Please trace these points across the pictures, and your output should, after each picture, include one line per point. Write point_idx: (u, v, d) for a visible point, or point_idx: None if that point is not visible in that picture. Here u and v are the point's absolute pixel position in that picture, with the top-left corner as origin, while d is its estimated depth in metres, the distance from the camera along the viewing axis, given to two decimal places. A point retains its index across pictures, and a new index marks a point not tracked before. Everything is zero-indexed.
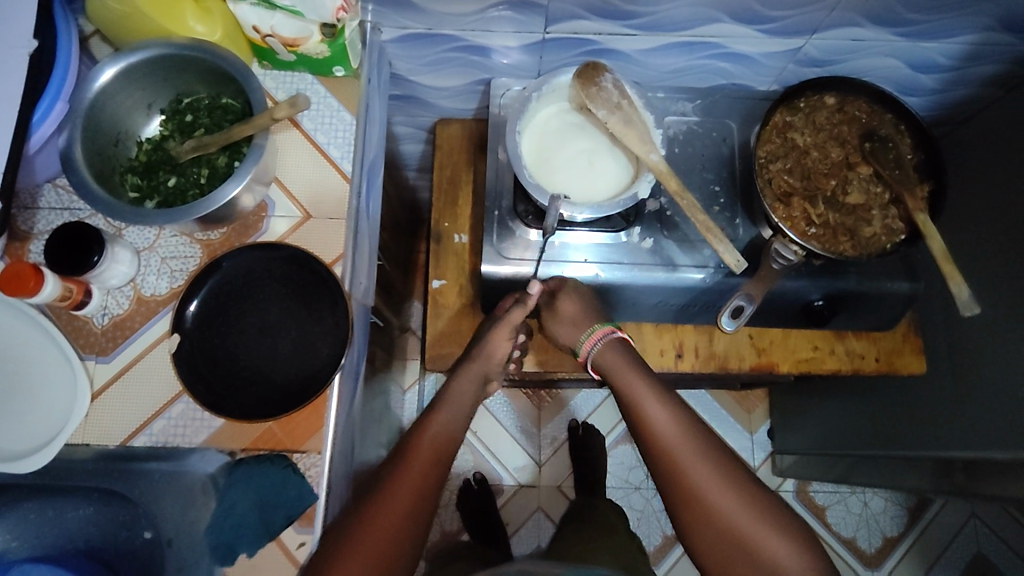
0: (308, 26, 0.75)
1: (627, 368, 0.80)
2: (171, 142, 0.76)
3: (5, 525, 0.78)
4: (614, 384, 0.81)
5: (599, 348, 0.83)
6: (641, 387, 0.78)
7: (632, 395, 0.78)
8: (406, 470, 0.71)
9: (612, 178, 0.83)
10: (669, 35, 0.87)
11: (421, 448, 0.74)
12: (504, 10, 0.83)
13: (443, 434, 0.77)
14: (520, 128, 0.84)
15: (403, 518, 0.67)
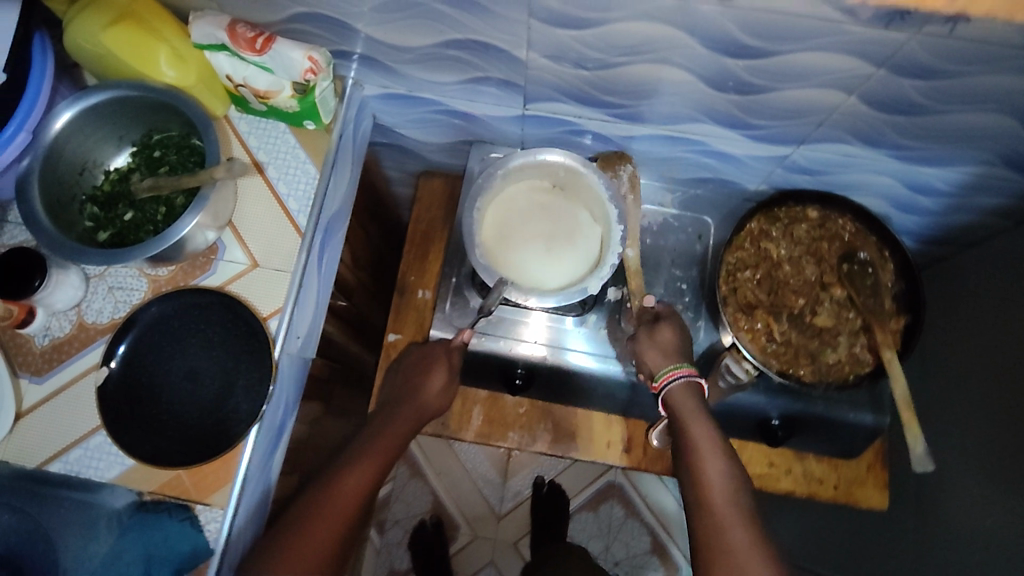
0: (280, 81, 0.75)
1: (699, 419, 0.74)
2: (134, 177, 0.78)
3: None
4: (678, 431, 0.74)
5: (674, 390, 0.76)
6: (700, 430, 0.73)
7: (694, 447, 0.72)
8: (341, 494, 0.71)
9: (565, 266, 0.81)
10: (650, 127, 0.85)
11: (341, 494, 0.72)
12: (482, 84, 0.82)
13: (367, 482, 0.73)
14: (480, 204, 0.82)
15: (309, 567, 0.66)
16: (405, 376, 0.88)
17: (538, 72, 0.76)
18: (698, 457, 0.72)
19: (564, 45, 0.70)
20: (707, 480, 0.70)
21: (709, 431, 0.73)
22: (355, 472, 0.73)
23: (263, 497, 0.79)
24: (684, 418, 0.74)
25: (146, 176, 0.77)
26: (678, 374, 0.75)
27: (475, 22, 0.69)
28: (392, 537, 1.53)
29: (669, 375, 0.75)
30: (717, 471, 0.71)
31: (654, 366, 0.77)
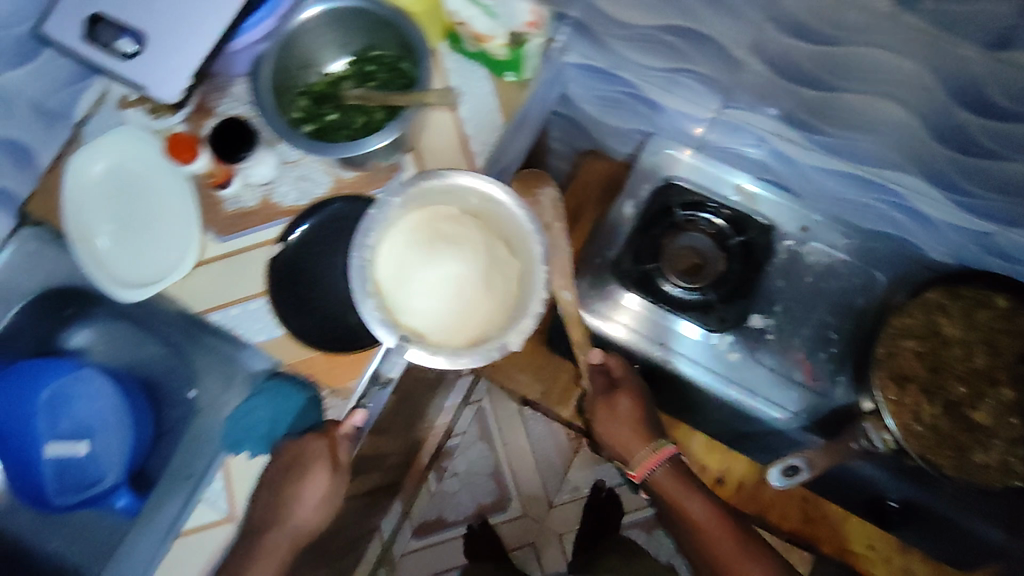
0: (497, 29, 0.77)
1: (677, 488, 0.81)
2: (345, 85, 0.84)
3: (97, 328, 0.91)
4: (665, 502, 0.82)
5: (659, 472, 0.81)
6: (689, 498, 0.79)
7: (695, 521, 0.79)
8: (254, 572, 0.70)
9: (444, 283, 0.71)
10: (846, 164, 0.81)
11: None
12: (690, 78, 0.81)
13: (281, 559, 0.72)
14: (370, 248, 0.67)
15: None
16: (278, 475, 0.72)
17: (750, 78, 0.75)
18: (705, 531, 0.79)
19: (791, 57, 0.68)
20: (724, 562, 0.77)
21: (694, 497, 0.79)
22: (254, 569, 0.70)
23: (359, 418, 0.83)
24: (671, 493, 0.80)
25: (357, 86, 0.83)
26: (661, 458, 0.81)
27: (707, 14, 0.68)
28: (448, 486, 1.56)
29: (657, 455, 0.81)
30: (724, 527, 0.78)
31: (632, 456, 0.82)
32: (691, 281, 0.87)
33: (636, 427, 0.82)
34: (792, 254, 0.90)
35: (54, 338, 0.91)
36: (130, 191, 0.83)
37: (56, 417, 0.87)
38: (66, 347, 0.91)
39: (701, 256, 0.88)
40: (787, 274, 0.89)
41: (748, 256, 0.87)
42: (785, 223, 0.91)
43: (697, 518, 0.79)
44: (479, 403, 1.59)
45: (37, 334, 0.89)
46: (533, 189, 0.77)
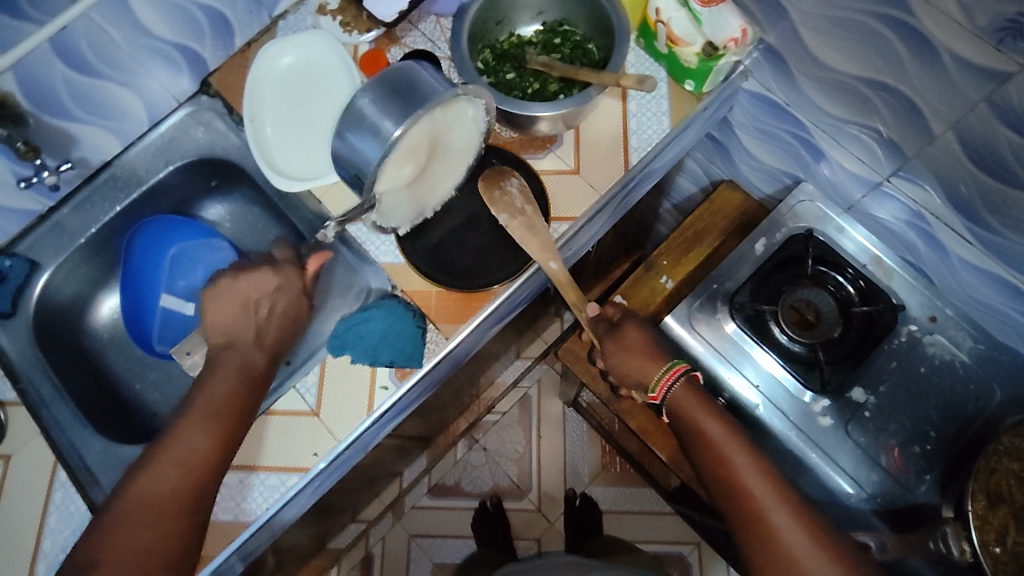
0: (697, 36, 0.79)
1: (697, 405, 0.79)
2: (530, 49, 0.85)
3: (232, 205, 0.97)
4: (684, 421, 0.79)
5: (677, 386, 0.79)
6: (707, 415, 0.78)
7: (710, 435, 0.77)
8: (219, 383, 0.70)
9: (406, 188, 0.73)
10: (1002, 267, 0.77)
11: (217, 387, 0.70)
12: (869, 136, 0.79)
13: (261, 366, 0.73)
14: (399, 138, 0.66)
15: (180, 480, 0.65)
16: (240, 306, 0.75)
17: (936, 153, 0.73)
18: (720, 451, 0.76)
19: (992, 144, 0.67)
20: (746, 492, 0.74)
21: (714, 417, 0.78)
22: (223, 380, 0.71)
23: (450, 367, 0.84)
24: (691, 413, 0.78)
25: (541, 54, 0.84)
26: (677, 374, 0.79)
27: (920, 76, 0.68)
28: (474, 458, 1.54)
29: (674, 370, 0.79)
30: (745, 455, 0.76)
31: (648, 377, 0.80)
32: (800, 333, 0.86)
33: (645, 356, 0.81)
34: (913, 340, 0.86)
35: (193, 203, 0.97)
36: (306, 90, 0.86)
37: (177, 274, 0.93)
38: (204, 217, 0.97)
39: (818, 315, 0.87)
40: (903, 359, 0.85)
41: (867, 328, 0.85)
42: (913, 306, 0.87)
43: (714, 439, 0.77)
44: (526, 390, 1.57)
45: (181, 195, 0.95)
46: (499, 183, 0.78)
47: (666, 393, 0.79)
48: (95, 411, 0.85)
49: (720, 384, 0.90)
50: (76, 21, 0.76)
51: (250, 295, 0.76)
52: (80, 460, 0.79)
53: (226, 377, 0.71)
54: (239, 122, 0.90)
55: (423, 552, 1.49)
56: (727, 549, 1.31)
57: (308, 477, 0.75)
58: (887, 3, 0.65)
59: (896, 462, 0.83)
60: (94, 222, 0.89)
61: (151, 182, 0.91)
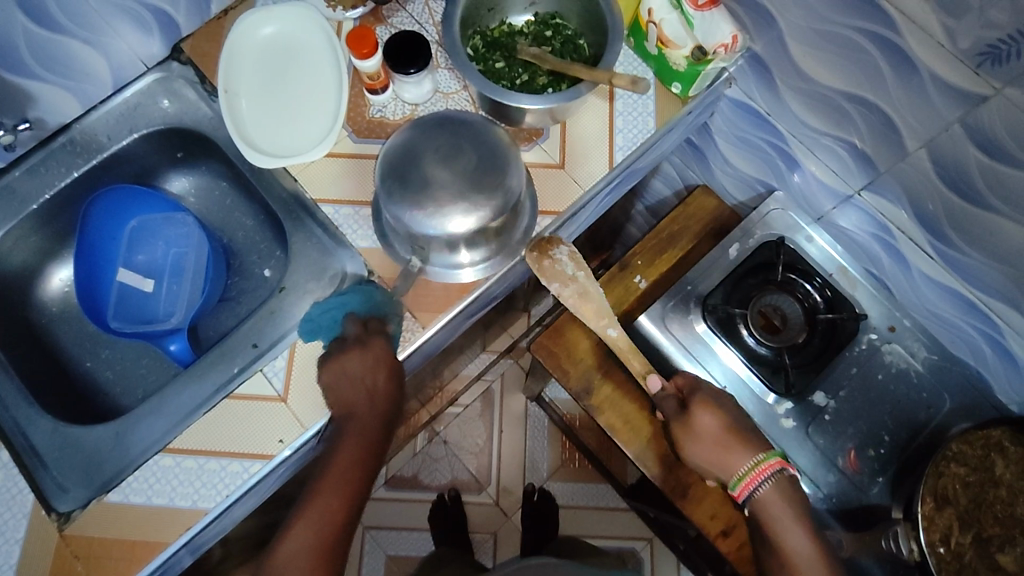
0: (688, 38, 0.80)
1: (789, 515, 0.77)
2: (521, 39, 0.84)
3: (198, 180, 0.93)
4: (774, 533, 0.77)
5: (765, 489, 0.78)
6: (792, 525, 0.77)
7: (799, 553, 0.76)
8: (346, 449, 0.68)
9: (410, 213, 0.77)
10: (960, 283, 0.81)
11: (346, 450, 0.68)
12: (844, 149, 0.82)
13: (373, 422, 0.70)
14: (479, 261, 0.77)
15: (325, 547, 0.64)
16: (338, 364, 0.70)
17: (907, 170, 0.76)
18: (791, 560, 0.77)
19: (961, 163, 0.70)
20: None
21: (768, 490, 0.78)
22: (347, 446, 0.68)
23: (420, 359, 0.82)
24: (776, 519, 0.77)
25: (532, 44, 0.83)
26: (766, 473, 0.78)
27: (899, 95, 0.70)
28: (434, 451, 1.53)
29: (764, 468, 0.78)
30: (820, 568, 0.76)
31: (733, 471, 0.79)
32: (768, 337, 0.89)
33: None
34: (873, 348, 0.89)
35: (155, 174, 0.92)
36: (287, 64, 0.83)
37: (135, 248, 0.90)
38: (167, 189, 0.93)
39: (785, 320, 0.90)
40: (863, 366, 0.89)
41: (831, 334, 0.89)
42: (874, 317, 0.91)
43: (772, 515, 0.77)
44: (490, 383, 1.57)
45: (144, 164, 0.89)
46: (548, 250, 0.78)
47: (751, 493, 0.79)
48: (42, 389, 0.80)
49: None
50: None
51: (360, 375, 0.70)
52: (25, 440, 0.74)
53: (350, 443, 0.68)
54: (213, 93, 0.85)
55: (377, 544, 1.47)
56: (681, 545, 1.34)
57: (272, 465, 0.72)
58: (873, 21, 0.67)
59: (853, 467, 0.86)
60: (49, 187, 0.83)
61: (114, 149, 0.85)
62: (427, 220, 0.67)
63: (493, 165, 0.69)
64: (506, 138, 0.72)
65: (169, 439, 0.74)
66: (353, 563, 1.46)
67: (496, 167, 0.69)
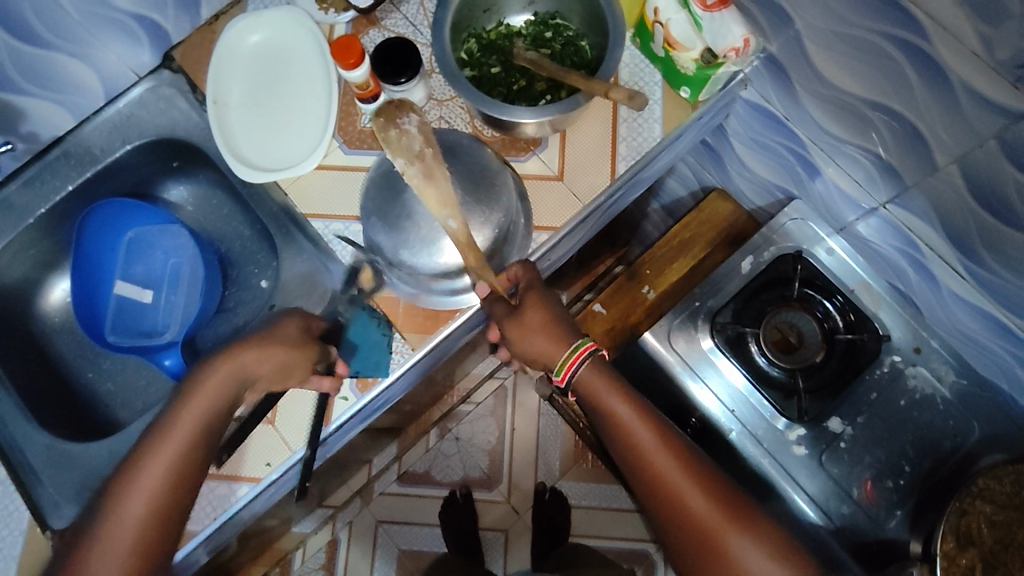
0: (697, 41, 0.74)
1: (607, 386, 0.70)
2: (518, 42, 0.79)
3: (195, 189, 0.92)
4: (593, 407, 0.71)
5: (585, 369, 0.70)
6: (613, 398, 0.70)
7: (620, 421, 0.69)
8: (243, 355, 0.66)
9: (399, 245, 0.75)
10: (994, 306, 0.74)
11: (203, 394, 0.65)
12: (867, 158, 0.75)
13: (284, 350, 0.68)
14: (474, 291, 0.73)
15: (179, 477, 0.62)
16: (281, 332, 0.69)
17: (937, 185, 0.70)
18: (665, 484, 0.68)
19: (997, 182, 0.63)
20: (693, 512, 0.67)
21: (655, 443, 0.69)
22: (248, 352, 0.66)
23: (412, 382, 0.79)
24: (601, 395, 0.70)
25: (530, 48, 0.78)
26: (583, 355, 0.70)
27: (928, 105, 0.64)
28: (446, 447, 1.52)
29: (580, 350, 0.70)
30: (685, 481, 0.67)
31: (552, 360, 0.71)
32: (780, 358, 0.84)
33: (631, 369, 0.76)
34: (895, 371, 0.83)
35: (152, 184, 0.90)
36: (275, 72, 0.81)
37: (133, 260, 0.89)
38: (165, 198, 0.91)
39: (801, 338, 0.84)
40: (883, 390, 0.83)
41: (849, 357, 0.83)
42: (898, 336, 0.85)
43: (657, 470, 0.68)
44: (503, 380, 1.53)
45: (139, 175, 0.88)
46: (395, 121, 0.66)
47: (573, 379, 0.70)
48: (41, 404, 0.81)
49: (691, 401, 0.88)
50: None
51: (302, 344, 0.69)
52: (22, 455, 0.75)
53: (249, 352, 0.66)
54: (204, 103, 0.83)
55: (389, 539, 1.48)
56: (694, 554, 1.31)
57: (259, 488, 0.72)
58: (899, 24, 0.60)
59: (866, 497, 0.81)
60: (44, 200, 0.83)
61: (107, 161, 0.84)
62: (417, 246, 0.68)
63: (482, 186, 0.69)
64: (494, 159, 0.72)
65: None
66: (364, 557, 1.47)
67: (487, 190, 0.69)
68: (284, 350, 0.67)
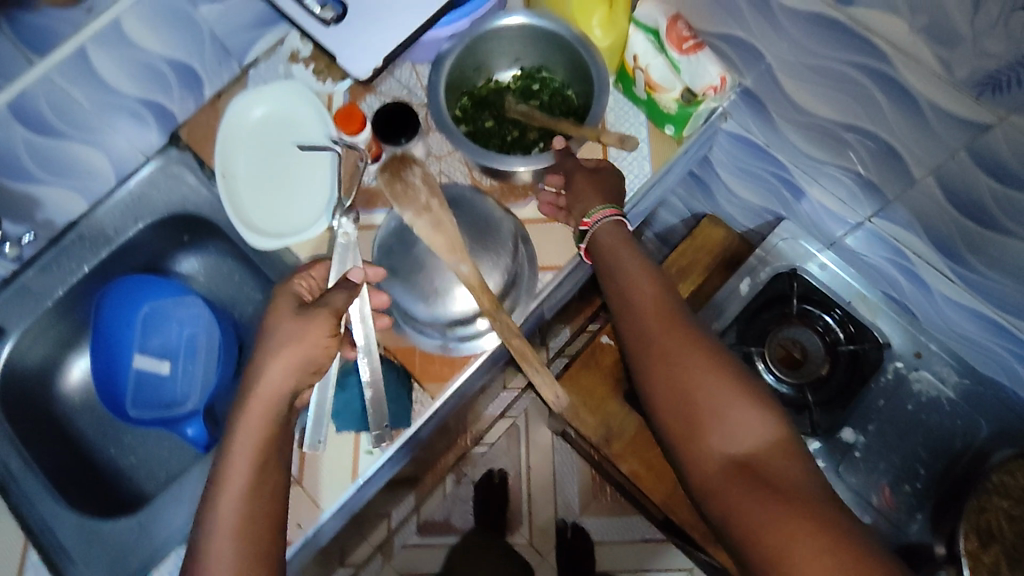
0: (675, 81, 0.79)
1: (621, 241, 0.71)
2: (508, 95, 0.83)
3: (205, 260, 0.94)
4: (599, 256, 0.72)
5: (606, 226, 0.72)
6: (630, 255, 0.70)
7: (615, 259, 0.70)
8: (274, 373, 0.61)
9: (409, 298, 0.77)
10: (984, 304, 0.77)
11: (247, 447, 0.60)
12: (848, 176, 0.79)
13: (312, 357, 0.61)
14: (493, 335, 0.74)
15: (252, 535, 0.58)
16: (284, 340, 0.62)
17: (917, 196, 0.73)
18: (642, 313, 0.67)
19: (973, 190, 0.67)
20: (665, 343, 0.65)
21: (647, 283, 0.68)
22: (275, 369, 0.60)
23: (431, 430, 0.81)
24: (615, 247, 0.71)
25: (519, 101, 0.83)
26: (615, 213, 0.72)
27: (902, 125, 0.68)
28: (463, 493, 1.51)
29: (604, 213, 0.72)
30: (669, 321, 0.66)
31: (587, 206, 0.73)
32: (787, 373, 0.86)
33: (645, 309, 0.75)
34: (900, 377, 0.86)
35: (164, 258, 0.93)
36: (279, 142, 0.85)
37: (150, 333, 0.91)
38: (177, 270, 0.94)
39: (805, 352, 0.87)
40: (891, 397, 0.86)
41: (854, 367, 0.86)
42: (897, 343, 0.88)
43: (643, 311, 0.67)
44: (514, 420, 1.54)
45: (152, 251, 0.91)
46: (400, 173, 0.69)
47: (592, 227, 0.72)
48: (67, 484, 0.82)
49: None
50: (35, 84, 0.72)
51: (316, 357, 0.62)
52: (52, 536, 0.76)
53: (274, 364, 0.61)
54: (212, 177, 0.87)
55: None
56: None
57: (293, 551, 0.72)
58: (865, 54, 0.64)
59: (887, 503, 0.83)
60: (61, 282, 0.85)
61: (121, 241, 0.87)
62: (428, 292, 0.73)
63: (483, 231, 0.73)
64: (496, 209, 0.75)
65: (189, 530, 0.75)
66: None
67: (491, 236, 0.73)
68: (293, 366, 0.61)
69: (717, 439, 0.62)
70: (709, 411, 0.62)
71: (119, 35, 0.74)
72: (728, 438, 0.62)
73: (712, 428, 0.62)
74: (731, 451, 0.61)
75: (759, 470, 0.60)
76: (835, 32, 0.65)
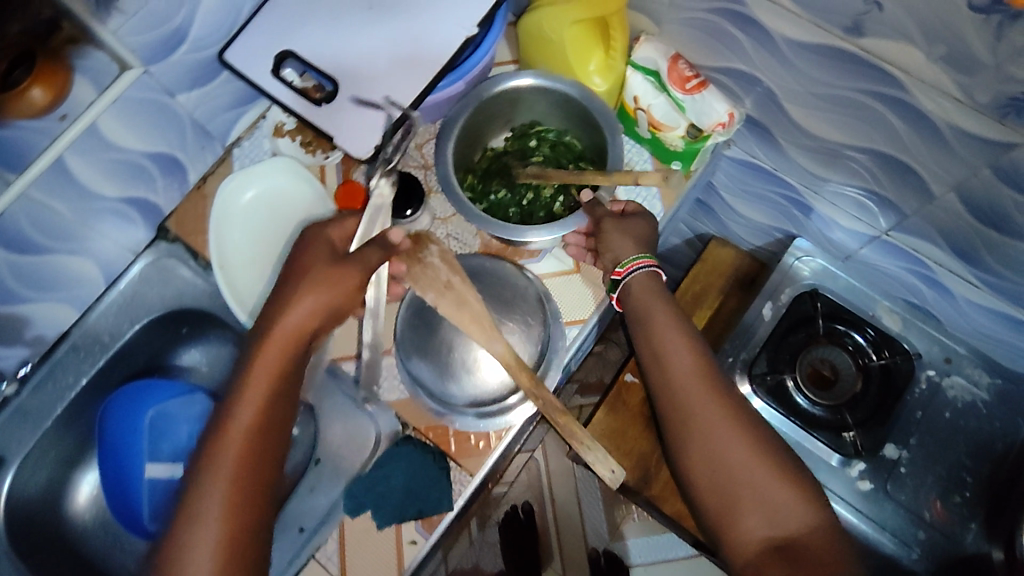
0: (680, 120, 0.77)
1: (655, 298, 0.69)
2: (512, 160, 0.80)
3: (209, 351, 0.90)
4: (632, 311, 0.69)
5: (639, 278, 0.69)
6: (666, 313, 0.68)
7: (648, 319, 0.68)
8: (272, 350, 0.60)
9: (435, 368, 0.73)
10: (1013, 308, 0.77)
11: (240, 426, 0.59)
12: (864, 195, 0.78)
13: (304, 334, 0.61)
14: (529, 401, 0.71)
15: (236, 521, 0.57)
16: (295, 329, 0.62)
17: (938, 212, 0.73)
18: (676, 379, 0.66)
19: (997, 204, 0.66)
20: (699, 413, 0.64)
21: (684, 349, 0.66)
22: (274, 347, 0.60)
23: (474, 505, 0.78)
24: (649, 303, 0.68)
25: (525, 163, 0.80)
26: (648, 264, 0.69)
27: (918, 146, 0.67)
28: None
29: (638, 263, 0.69)
30: (703, 390, 0.65)
31: (620, 254, 0.70)
32: (821, 396, 0.85)
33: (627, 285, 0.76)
34: (933, 385, 0.86)
35: (164, 355, 0.88)
36: (275, 225, 0.80)
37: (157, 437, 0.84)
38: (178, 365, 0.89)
39: (835, 370, 0.87)
40: (927, 407, 0.85)
41: (888, 382, 0.85)
42: (926, 351, 0.87)
43: (678, 378, 0.65)
44: None
45: (150, 350, 0.86)
46: (417, 257, 0.67)
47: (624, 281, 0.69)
48: None
49: None
50: (13, 203, 0.67)
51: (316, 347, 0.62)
52: None
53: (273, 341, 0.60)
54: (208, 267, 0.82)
55: None
56: None
57: None
58: (878, 83, 0.63)
59: (938, 516, 0.82)
60: (60, 399, 0.81)
61: (119, 346, 0.83)
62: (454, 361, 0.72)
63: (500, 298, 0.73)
64: (513, 274, 0.75)
65: None
66: None
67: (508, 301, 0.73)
68: (316, 310, 0.61)
69: (745, 513, 0.62)
70: (742, 484, 0.62)
71: (96, 139, 0.69)
72: (764, 517, 0.61)
73: (741, 500, 0.62)
74: (765, 533, 0.61)
75: (795, 556, 0.59)
76: (845, 63, 0.63)
